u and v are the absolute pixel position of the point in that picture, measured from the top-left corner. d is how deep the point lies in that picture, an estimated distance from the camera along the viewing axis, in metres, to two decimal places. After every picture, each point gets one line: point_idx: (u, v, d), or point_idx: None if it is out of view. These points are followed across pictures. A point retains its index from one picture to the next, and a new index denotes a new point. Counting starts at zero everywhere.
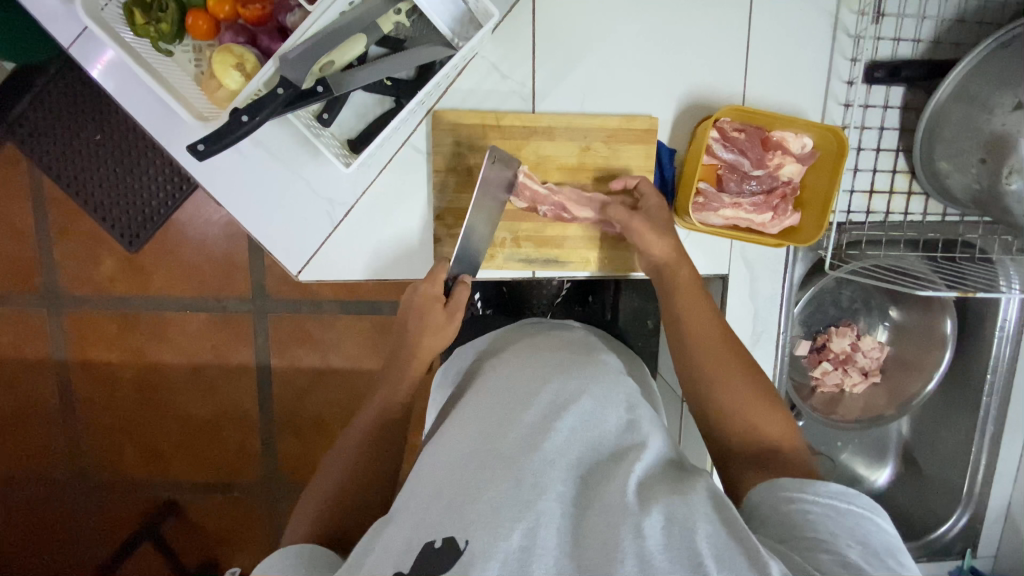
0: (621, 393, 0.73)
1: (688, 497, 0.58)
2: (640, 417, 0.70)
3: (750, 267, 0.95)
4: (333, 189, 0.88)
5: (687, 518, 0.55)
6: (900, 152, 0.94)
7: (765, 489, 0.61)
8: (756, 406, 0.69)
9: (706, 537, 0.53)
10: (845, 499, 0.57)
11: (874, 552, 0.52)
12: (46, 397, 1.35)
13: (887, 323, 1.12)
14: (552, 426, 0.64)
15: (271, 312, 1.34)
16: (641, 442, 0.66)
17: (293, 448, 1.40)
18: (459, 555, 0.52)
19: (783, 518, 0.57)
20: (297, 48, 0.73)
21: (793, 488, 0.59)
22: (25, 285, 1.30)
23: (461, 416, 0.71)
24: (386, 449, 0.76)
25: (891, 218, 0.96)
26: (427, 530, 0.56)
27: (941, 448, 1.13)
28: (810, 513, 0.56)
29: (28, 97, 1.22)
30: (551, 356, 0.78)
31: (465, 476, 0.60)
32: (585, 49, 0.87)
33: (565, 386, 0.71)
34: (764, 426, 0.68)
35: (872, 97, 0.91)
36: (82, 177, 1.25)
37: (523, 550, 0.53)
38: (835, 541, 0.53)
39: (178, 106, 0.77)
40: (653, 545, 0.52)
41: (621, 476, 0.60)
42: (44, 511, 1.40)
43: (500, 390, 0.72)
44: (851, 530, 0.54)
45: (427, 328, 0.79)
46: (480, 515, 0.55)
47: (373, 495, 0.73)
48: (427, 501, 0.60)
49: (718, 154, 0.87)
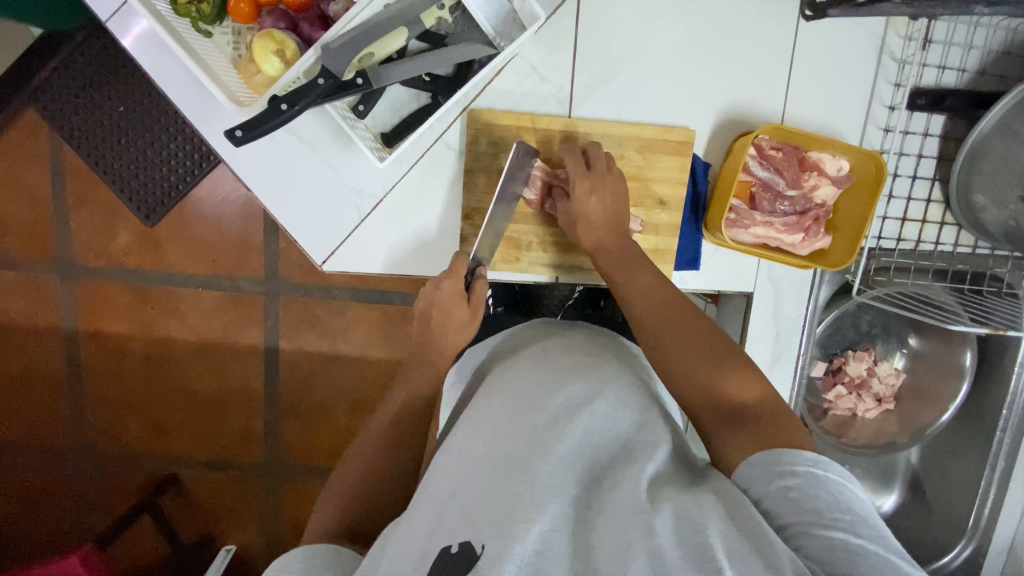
0: (635, 392, 0.69)
1: (699, 496, 0.55)
2: (654, 420, 0.66)
3: (776, 285, 0.95)
4: (363, 180, 0.87)
5: (697, 517, 0.52)
6: (936, 181, 0.92)
7: (748, 466, 0.57)
8: (710, 365, 0.66)
9: (720, 538, 0.50)
10: (821, 466, 0.54)
11: (860, 522, 0.50)
12: (54, 363, 1.36)
13: (904, 350, 1.12)
14: (564, 430, 0.62)
15: (282, 296, 1.34)
16: (652, 444, 0.62)
17: (297, 432, 1.41)
18: (475, 560, 0.52)
19: (769, 501, 0.54)
20: (340, 38, 0.73)
21: (773, 463, 0.56)
22: (39, 251, 1.30)
23: (478, 413, 0.69)
24: (405, 449, 0.76)
25: (921, 246, 0.95)
26: (443, 534, 0.56)
27: (950, 479, 1.12)
28: (792, 489, 0.53)
29: (53, 64, 1.21)
30: (557, 356, 0.74)
31: (481, 480, 0.59)
32: (625, 56, 0.86)
33: (580, 389, 0.67)
34: (725, 386, 0.64)
35: (912, 123, 0.90)
36: (103, 147, 1.24)
37: (537, 556, 0.51)
38: (820, 519, 0.51)
39: (216, 88, 0.76)
40: (665, 543, 0.50)
41: (631, 477, 0.57)
42: (46, 477, 1.41)
43: (514, 388, 0.70)
44: (835, 499, 0.52)
45: (452, 324, 0.79)
46: (495, 518, 0.54)
47: (392, 487, 0.74)
48: (442, 505, 0.59)
49: (753, 171, 0.86)
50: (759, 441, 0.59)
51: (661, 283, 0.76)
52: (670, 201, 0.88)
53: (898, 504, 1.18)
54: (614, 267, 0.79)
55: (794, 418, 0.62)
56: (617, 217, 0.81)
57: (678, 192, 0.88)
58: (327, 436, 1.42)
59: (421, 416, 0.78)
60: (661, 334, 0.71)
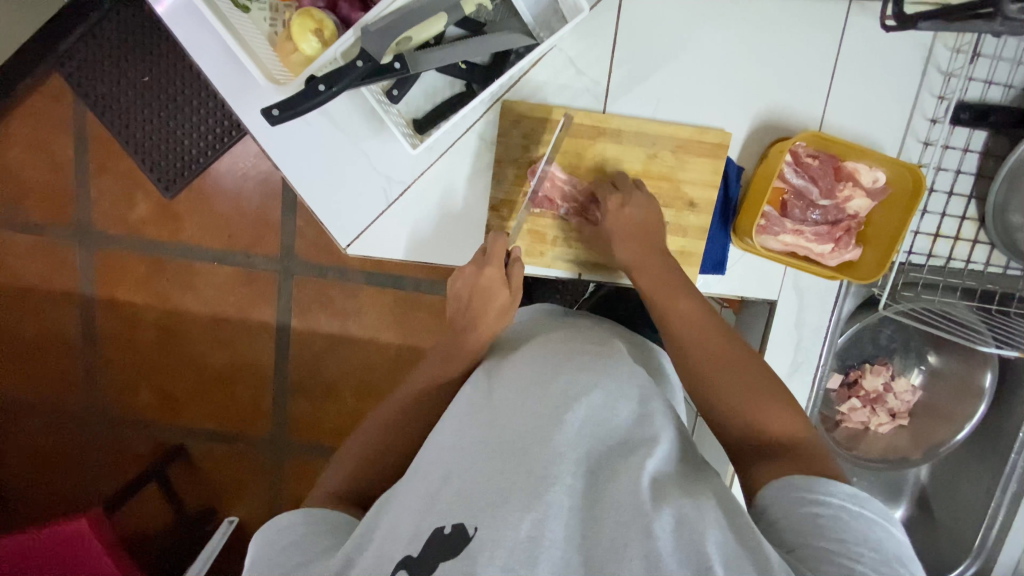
0: (634, 383, 0.68)
1: (700, 501, 0.55)
2: (652, 410, 0.66)
3: (800, 295, 0.94)
4: (392, 166, 0.87)
5: (697, 523, 0.52)
6: (973, 199, 0.90)
7: (779, 490, 0.57)
8: (754, 397, 0.66)
9: (716, 544, 0.51)
10: (859, 502, 0.53)
11: (884, 560, 0.49)
12: (68, 327, 1.37)
13: (923, 367, 1.10)
14: (564, 419, 0.60)
15: (297, 274, 1.34)
16: (649, 440, 0.61)
17: (303, 409, 1.42)
18: (468, 541, 0.53)
19: (790, 523, 0.54)
20: (381, 21, 0.72)
21: (804, 490, 0.55)
22: (59, 216, 1.31)
23: (475, 394, 0.67)
24: (409, 427, 0.74)
25: (951, 264, 0.93)
26: (435, 514, 0.56)
27: (958, 498, 1.10)
28: (821, 516, 0.53)
29: (80, 30, 1.21)
30: (560, 342, 0.72)
31: (478, 466, 0.58)
32: (664, 54, 0.85)
33: (578, 377, 0.65)
34: (764, 417, 0.64)
35: (953, 138, 0.88)
36: (127, 116, 1.25)
37: (531, 541, 0.52)
38: (844, 549, 0.49)
39: (251, 64, 0.76)
40: (663, 547, 0.50)
41: (628, 473, 0.57)
42: (56, 440, 1.43)
43: (517, 371, 0.67)
44: (863, 536, 0.51)
45: (493, 306, 0.78)
46: (491, 503, 0.54)
47: (392, 461, 0.74)
48: (436, 486, 0.58)
49: (787, 178, 0.85)
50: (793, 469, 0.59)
51: (701, 304, 0.75)
52: (699, 203, 0.87)
53: (904, 521, 1.16)
54: (653, 284, 0.78)
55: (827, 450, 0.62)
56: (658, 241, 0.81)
57: (709, 194, 0.87)
58: (334, 415, 1.43)
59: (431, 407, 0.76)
60: (705, 358, 0.70)
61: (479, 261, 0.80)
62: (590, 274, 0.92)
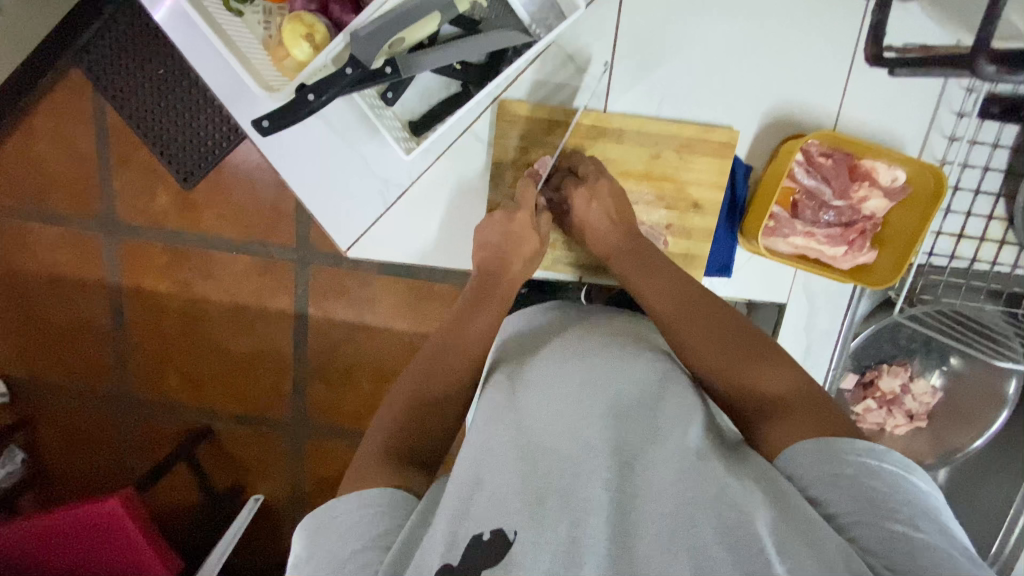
0: (658, 366, 0.61)
1: (746, 484, 0.48)
2: (678, 391, 0.59)
3: (811, 299, 0.92)
4: (390, 168, 0.86)
5: (740, 506, 0.46)
6: (1002, 197, 0.85)
7: (797, 452, 0.51)
8: (736, 357, 0.60)
9: (767, 528, 0.44)
10: (876, 456, 0.49)
11: (920, 514, 0.45)
12: (100, 316, 1.33)
13: (944, 368, 1.04)
14: (587, 417, 0.55)
15: (313, 264, 1.27)
16: (685, 419, 0.55)
17: (323, 395, 1.37)
18: (509, 547, 0.46)
19: (816, 489, 0.49)
20: (370, 25, 0.70)
21: (819, 450, 0.50)
22: (82, 208, 1.25)
23: (497, 396, 0.61)
24: (445, 398, 0.63)
25: (975, 266, 0.88)
26: (471, 519, 0.48)
27: (977, 502, 1.06)
28: (845, 477, 0.48)
29: (98, 24, 1.15)
30: (580, 334, 0.66)
31: (507, 463, 0.52)
32: (671, 48, 0.81)
33: (593, 367, 0.60)
34: (756, 378, 0.58)
35: (981, 133, 0.82)
36: (146, 109, 1.18)
37: (572, 541, 0.47)
38: (877, 511, 0.45)
39: (247, 75, 0.74)
40: (708, 537, 0.45)
41: (666, 462, 0.51)
42: (88, 421, 1.39)
43: (540, 372, 0.61)
44: (893, 489, 0.46)
45: (522, 255, 0.76)
46: (526, 501, 0.49)
47: (435, 434, 0.61)
48: (467, 490, 0.51)
49: (798, 178, 0.81)
50: (804, 426, 0.53)
51: (676, 279, 0.70)
52: (705, 204, 0.85)
53: None
54: (626, 268, 0.74)
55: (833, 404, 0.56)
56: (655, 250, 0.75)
57: (714, 195, 0.84)
58: (354, 399, 1.37)
59: (460, 369, 0.65)
60: (682, 330, 0.65)
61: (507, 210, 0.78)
62: (588, 277, 0.92)
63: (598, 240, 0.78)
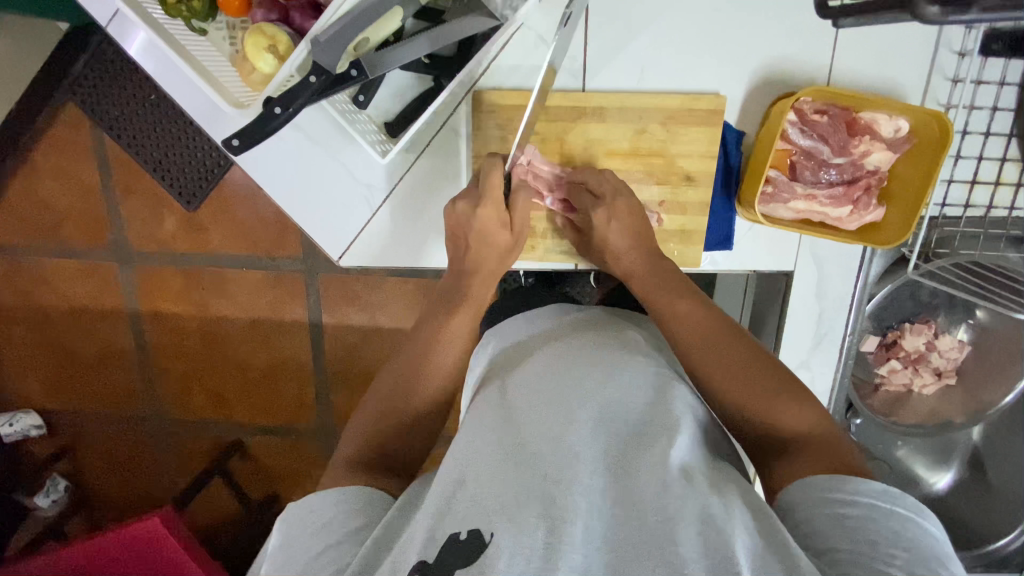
0: (649, 373, 0.60)
1: (727, 499, 0.48)
2: (671, 397, 0.58)
3: (820, 264, 0.88)
4: (371, 173, 0.85)
5: (721, 523, 0.45)
6: (1015, 137, 0.80)
7: (805, 487, 0.51)
8: (763, 393, 0.58)
9: (744, 546, 0.44)
10: (887, 499, 0.47)
11: (921, 563, 0.43)
12: (124, 343, 1.33)
13: (971, 322, 0.99)
14: (575, 417, 0.54)
15: (322, 272, 1.25)
16: (671, 425, 0.54)
17: (346, 400, 1.35)
18: (483, 548, 0.46)
19: (817, 524, 0.47)
20: (329, 30, 0.68)
21: (825, 489, 0.49)
22: (95, 239, 1.24)
23: (489, 399, 0.61)
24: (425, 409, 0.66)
25: (992, 213, 0.84)
26: (450, 518, 0.49)
27: (1015, 457, 1.02)
28: (848, 517, 0.47)
29: (85, 56, 1.13)
30: (577, 338, 0.65)
31: (490, 468, 0.52)
32: (649, 16, 0.77)
33: (591, 374, 0.58)
34: (776, 414, 0.57)
35: (986, 72, 0.78)
36: (142, 135, 1.16)
37: (548, 548, 0.46)
38: (874, 552, 0.44)
39: (214, 94, 0.73)
40: (687, 550, 0.44)
41: (651, 468, 0.50)
42: (126, 445, 1.40)
43: (532, 373, 0.60)
44: (896, 535, 0.45)
45: (494, 248, 0.74)
46: (504, 505, 0.48)
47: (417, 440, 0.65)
48: (449, 490, 0.52)
49: (793, 139, 0.78)
50: (818, 466, 0.52)
51: (696, 305, 0.66)
52: (697, 175, 0.81)
53: (955, 483, 1.08)
54: (648, 288, 0.70)
55: (847, 444, 0.56)
56: (649, 241, 0.74)
57: (707, 166, 0.81)
58: None
59: (436, 382, 0.66)
60: (707, 364, 0.61)
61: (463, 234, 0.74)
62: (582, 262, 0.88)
63: (614, 254, 0.75)
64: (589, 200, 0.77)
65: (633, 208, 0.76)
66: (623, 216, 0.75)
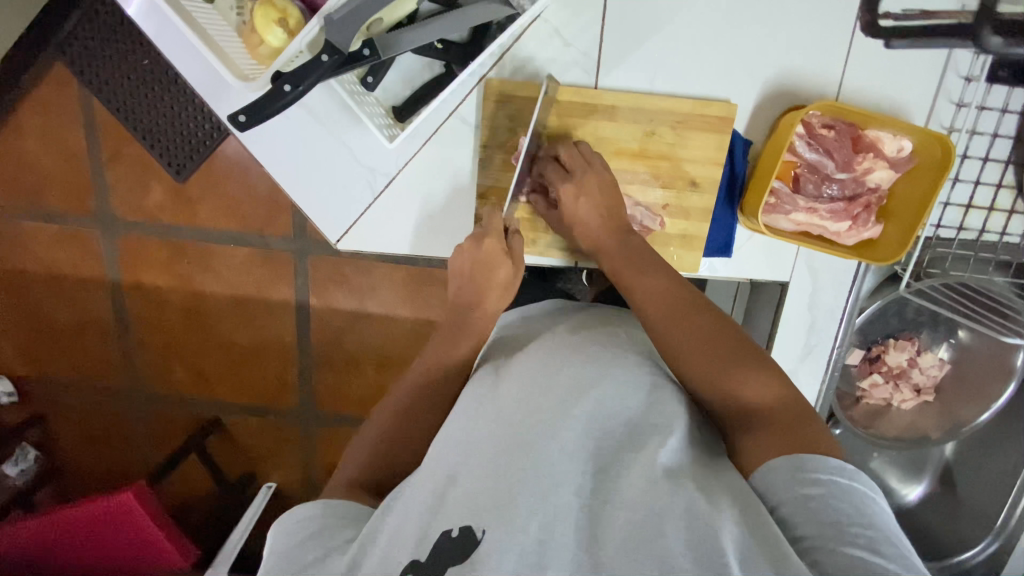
0: (645, 372, 0.60)
1: (714, 496, 0.48)
2: (664, 399, 0.57)
3: (814, 276, 0.89)
4: (376, 157, 0.84)
5: (709, 520, 0.45)
6: (1011, 164, 0.82)
7: (768, 469, 0.50)
8: (724, 367, 0.58)
9: (731, 533, 0.45)
10: (846, 474, 0.48)
11: (883, 539, 0.44)
12: (103, 313, 1.29)
13: (951, 341, 1.01)
14: (570, 413, 0.54)
15: (313, 254, 1.23)
16: (664, 428, 0.53)
17: (331, 381, 1.33)
18: (476, 546, 0.47)
19: (784, 508, 0.48)
20: (342, 7, 0.67)
21: (790, 469, 0.49)
22: (78, 205, 1.20)
23: (483, 391, 0.61)
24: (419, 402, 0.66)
25: (984, 237, 0.86)
26: (442, 515, 0.50)
27: (985, 474, 1.05)
28: (812, 498, 0.47)
29: (77, 14, 1.08)
30: (574, 338, 0.64)
31: (484, 463, 0.52)
32: (664, 17, 0.77)
33: (584, 371, 0.58)
34: (738, 389, 0.56)
35: (990, 98, 0.79)
36: (133, 100, 1.12)
37: (541, 545, 0.46)
38: (839, 534, 0.44)
39: (222, 67, 0.72)
40: (673, 541, 0.44)
41: (639, 466, 0.50)
42: (100, 416, 1.37)
43: (529, 367, 0.60)
44: (856, 512, 0.45)
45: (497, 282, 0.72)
46: (499, 500, 0.49)
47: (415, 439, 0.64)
48: (440, 486, 0.52)
49: (801, 152, 0.79)
50: (775, 443, 0.52)
51: (669, 278, 0.66)
52: (702, 181, 0.82)
53: (926, 495, 1.12)
54: (618, 266, 0.71)
55: (813, 419, 0.54)
56: None
57: (712, 173, 0.81)
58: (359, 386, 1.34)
59: (435, 374, 0.67)
60: (674, 333, 0.61)
61: (477, 237, 0.74)
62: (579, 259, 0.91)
63: (581, 230, 0.75)
64: (561, 175, 0.76)
65: (602, 186, 0.75)
66: (592, 195, 0.75)
